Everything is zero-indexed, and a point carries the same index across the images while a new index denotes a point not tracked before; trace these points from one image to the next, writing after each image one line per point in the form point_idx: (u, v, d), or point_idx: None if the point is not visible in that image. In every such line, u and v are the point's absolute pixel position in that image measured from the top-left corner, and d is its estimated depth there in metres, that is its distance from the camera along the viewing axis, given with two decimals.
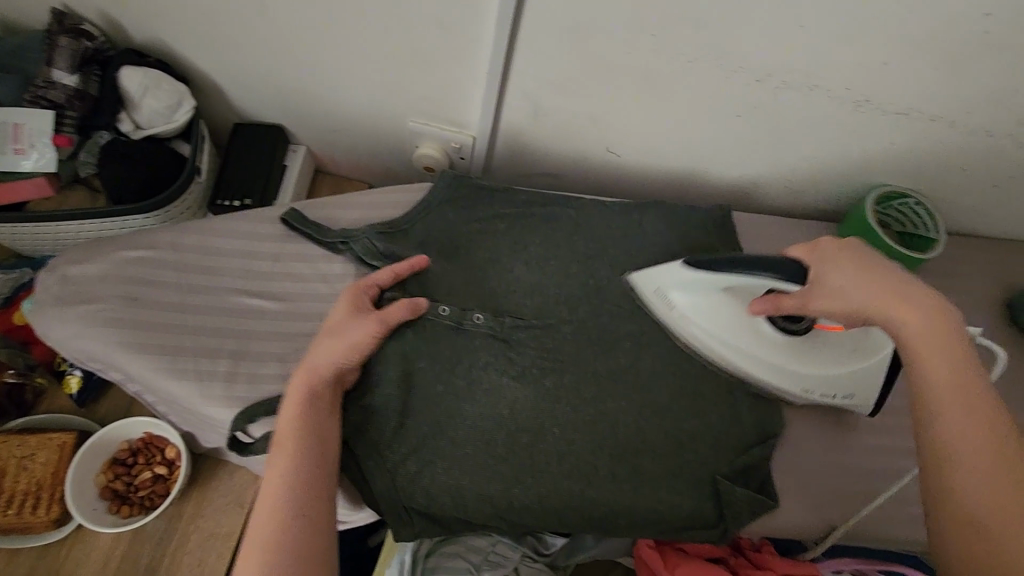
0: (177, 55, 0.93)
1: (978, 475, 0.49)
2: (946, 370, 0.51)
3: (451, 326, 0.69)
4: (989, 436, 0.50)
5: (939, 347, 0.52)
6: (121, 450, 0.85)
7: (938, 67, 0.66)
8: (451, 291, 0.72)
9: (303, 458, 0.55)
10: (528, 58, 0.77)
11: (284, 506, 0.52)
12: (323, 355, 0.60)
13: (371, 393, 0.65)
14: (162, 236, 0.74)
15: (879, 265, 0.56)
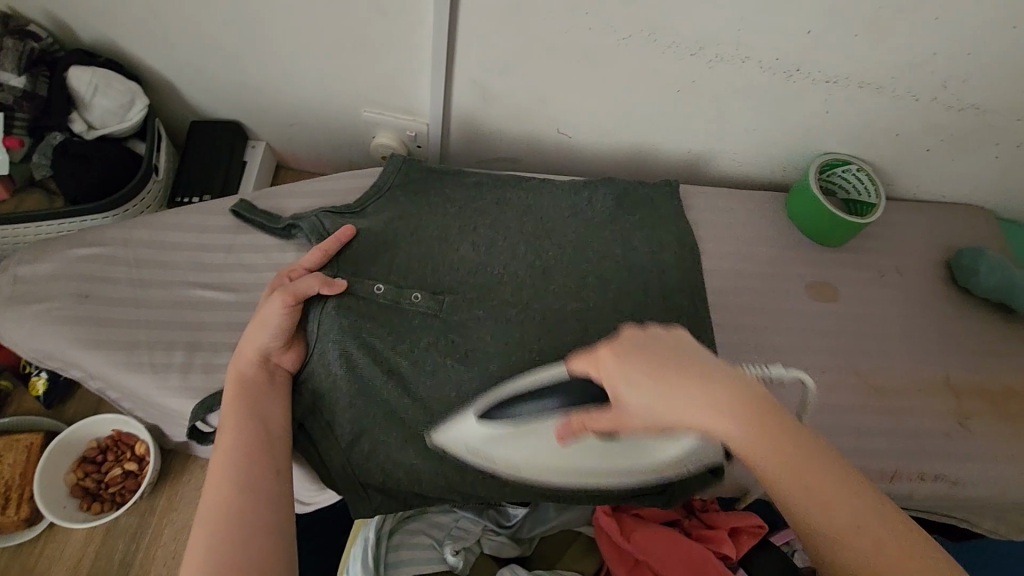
0: (125, 54, 0.93)
1: (852, 535, 0.40)
2: (758, 442, 0.41)
3: (388, 306, 0.71)
4: (836, 486, 0.40)
5: (741, 417, 0.40)
6: (90, 448, 0.86)
7: (858, 34, 0.70)
8: (388, 270, 0.74)
9: (241, 424, 0.58)
10: (472, 43, 0.79)
11: (231, 469, 0.55)
12: (249, 338, 0.63)
13: (314, 371, 0.68)
14: (114, 233, 0.75)
15: (667, 364, 0.41)
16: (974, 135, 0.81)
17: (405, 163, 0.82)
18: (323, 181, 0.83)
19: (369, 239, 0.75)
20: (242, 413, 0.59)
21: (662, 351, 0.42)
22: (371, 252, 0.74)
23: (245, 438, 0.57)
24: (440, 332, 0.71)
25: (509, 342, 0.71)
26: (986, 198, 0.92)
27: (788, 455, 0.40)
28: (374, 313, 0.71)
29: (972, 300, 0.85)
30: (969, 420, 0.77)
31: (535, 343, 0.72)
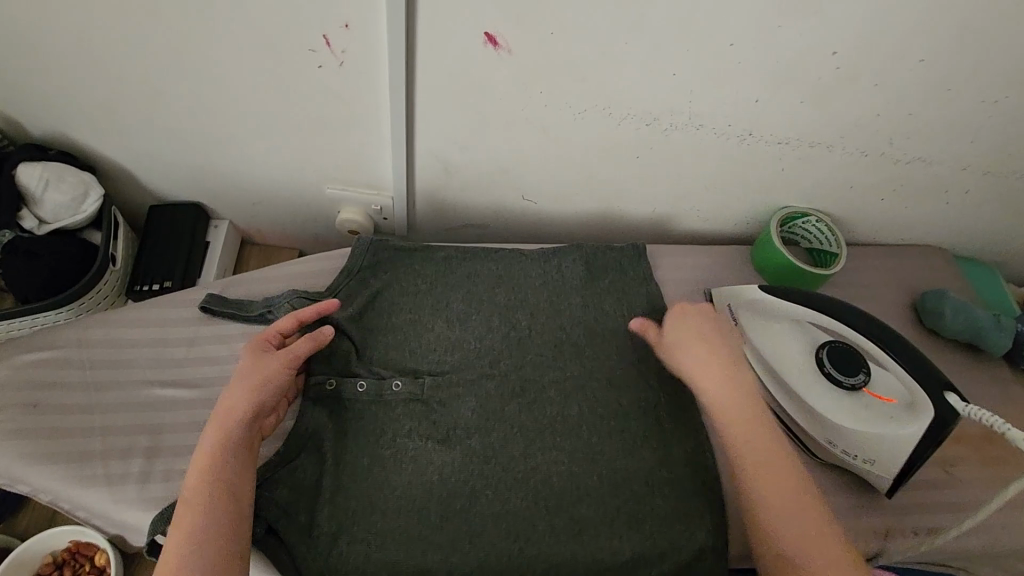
0: (77, 144, 0.91)
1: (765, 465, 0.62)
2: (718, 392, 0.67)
3: (371, 400, 0.71)
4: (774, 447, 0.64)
5: (717, 378, 0.68)
6: (45, 564, 0.80)
7: (804, 100, 0.72)
8: (369, 363, 0.73)
9: (212, 475, 0.55)
10: (431, 122, 0.80)
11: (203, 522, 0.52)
12: (235, 394, 0.61)
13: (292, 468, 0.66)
14: (65, 337, 0.71)
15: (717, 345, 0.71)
16: (923, 184, 0.83)
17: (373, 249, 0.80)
18: (295, 263, 0.82)
19: (343, 328, 0.74)
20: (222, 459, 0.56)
21: (712, 338, 0.72)
22: (348, 342, 0.73)
23: (218, 481, 0.55)
24: (422, 418, 0.71)
25: (493, 422, 0.71)
26: (940, 240, 0.95)
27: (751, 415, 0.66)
28: (356, 404, 0.70)
29: (943, 343, 0.86)
30: (953, 467, 0.75)
31: (519, 421, 0.71)
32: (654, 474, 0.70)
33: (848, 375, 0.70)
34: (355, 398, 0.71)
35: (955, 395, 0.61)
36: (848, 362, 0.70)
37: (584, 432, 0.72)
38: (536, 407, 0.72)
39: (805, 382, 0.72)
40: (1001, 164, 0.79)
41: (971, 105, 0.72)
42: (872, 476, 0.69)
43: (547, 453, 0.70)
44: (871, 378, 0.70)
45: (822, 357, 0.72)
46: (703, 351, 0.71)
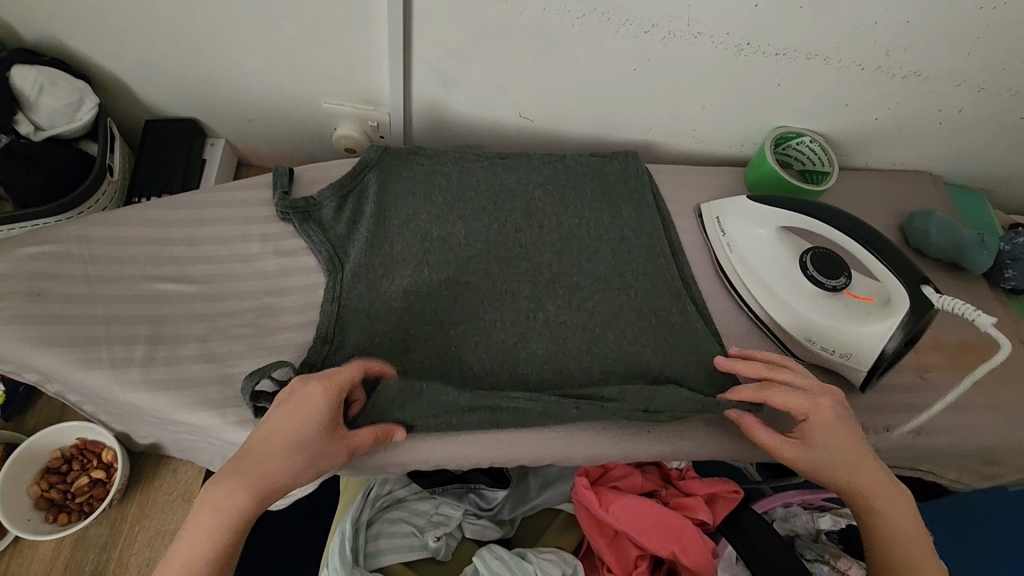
0: (71, 52, 0.90)
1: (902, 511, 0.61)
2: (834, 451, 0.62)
3: (347, 229, 0.77)
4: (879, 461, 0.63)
5: (837, 441, 0.62)
6: (55, 458, 0.83)
7: (802, 6, 0.72)
8: (393, 287, 0.73)
9: (287, 419, 0.56)
10: (429, 27, 0.79)
11: (286, 467, 0.54)
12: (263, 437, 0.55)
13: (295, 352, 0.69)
14: (67, 232, 0.72)
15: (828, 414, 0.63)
16: (919, 101, 0.84)
17: (333, 253, 0.74)
18: (302, 169, 0.83)
19: (369, 240, 0.75)
20: (301, 430, 0.56)
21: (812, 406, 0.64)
22: (371, 246, 0.75)
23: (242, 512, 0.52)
24: (421, 284, 0.74)
25: (479, 293, 0.75)
26: (931, 165, 0.96)
27: (867, 454, 0.62)
28: (358, 286, 0.73)
29: (928, 261, 0.89)
30: (928, 373, 0.78)
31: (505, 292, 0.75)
32: (642, 359, 0.73)
33: (831, 277, 0.73)
34: (354, 283, 0.73)
35: (929, 288, 0.66)
36: (828, 264, 0.74)
37: (573, 319, 0.75)
38: (517, 272, 0.77)
39: (789, 284, 0.75)
40: (995, 80, 0.80)
41: (969, 13, 0.72)
42: (846, 371, 0.73)
43: (539, 331, 0.73)
44: (851, 281, 0.74)
45: (806, 260, 0.75)
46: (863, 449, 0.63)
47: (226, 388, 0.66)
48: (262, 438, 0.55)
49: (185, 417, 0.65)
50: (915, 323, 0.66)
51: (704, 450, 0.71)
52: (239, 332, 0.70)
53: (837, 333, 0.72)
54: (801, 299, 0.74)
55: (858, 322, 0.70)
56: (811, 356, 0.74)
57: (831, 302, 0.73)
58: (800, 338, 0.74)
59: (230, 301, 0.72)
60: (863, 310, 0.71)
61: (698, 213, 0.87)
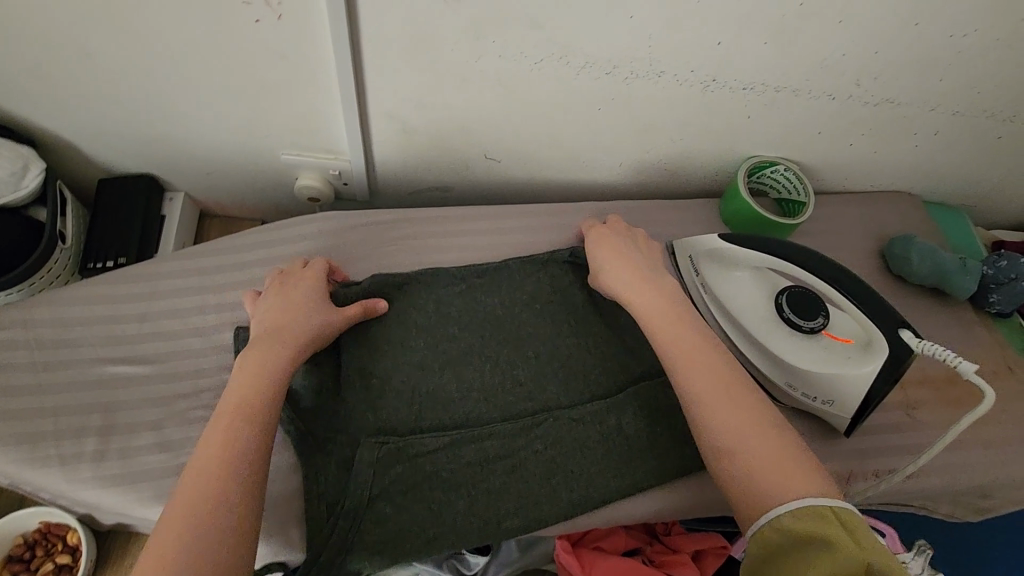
0: (14, 117, 0.86)
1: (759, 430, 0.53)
2: (691, 340, 0.61)
3: None
4: (725, 399, 0.56)
5: (699, 364, 0.59)
6: (17, 545, 0.81)
7: (766, 42, 0.69)
8: (357, 362, 0.70)
9: (236, 433, 0.52)
10: (382, 77, 0.76)
11: (239, 511, 0.48)
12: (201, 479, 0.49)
13: None
14: (13, 317, 0.68)
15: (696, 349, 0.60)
16: (892, 127, 0.82)
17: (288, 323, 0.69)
18: (258, 231, 0.79)
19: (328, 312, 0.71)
20: (240, 431, 0.52)
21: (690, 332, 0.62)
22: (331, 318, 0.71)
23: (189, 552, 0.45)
24: (388, 356, 0.70)
25: (443, 364, 0.71)
26: (911, 185, 0.94)
27: (712, 395, 0.56)
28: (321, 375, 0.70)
29: (912, 288, 0.86)
30: (915, 410, 0.75)
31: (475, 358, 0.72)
32: (619, 417, 0.69)
33: (809, 319, 0.70)
34: (308, 371, 0.68)
35: (909, 332, 0.64)
36: (806, 305, 0.71)
37: (547, 378, 0.72)
38: (489, 339, 0.73)
39: (767, 326, 0.72)
40: (968, 103, 0.78)
41: (937, 41, 0.70)
42: (830, 416, 0.70)
43: (514, 403, 0.70)
44: (830, 321, 0.70)
45: (782, 300, 0.72)
46: (733, 388, 0.56)
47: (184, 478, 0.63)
48: (212, 435, 0.52)
49: (140, 512, 0.61)
50: (895, 367, 0.63)
51: (688, 507, 0.69)
52: (196, 414, 0.67)
53: (820, 378, 0.68)
54: (779, 343, 0.71)
55: (842, 366, 0.67)
56: (794, 402, 0.71)
57: (811, 345, 0.70)
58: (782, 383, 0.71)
59: (186, 380, 0.68)
60: (844, 353, 0.68)
61: (671, 248, 0.83)
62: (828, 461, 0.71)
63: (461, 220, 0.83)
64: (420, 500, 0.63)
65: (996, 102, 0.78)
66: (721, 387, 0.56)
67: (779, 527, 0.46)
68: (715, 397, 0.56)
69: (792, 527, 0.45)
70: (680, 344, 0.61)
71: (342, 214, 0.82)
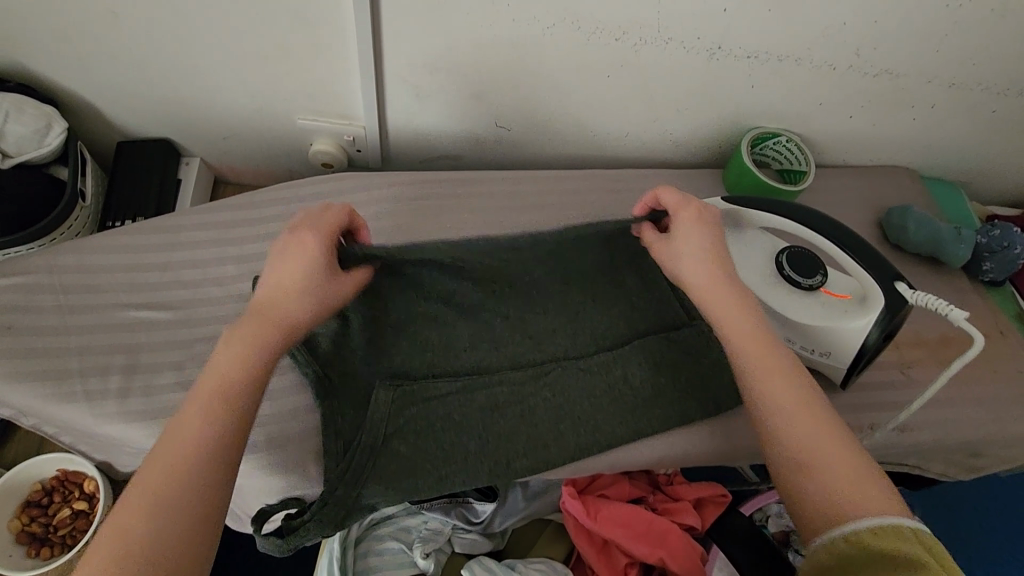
0: (37, 77, 0.88)
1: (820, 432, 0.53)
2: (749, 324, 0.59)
3: None
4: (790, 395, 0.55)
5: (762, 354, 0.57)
6: (35, 490, 0.82)
7: (770, 10, 0.72)
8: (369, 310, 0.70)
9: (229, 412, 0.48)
10: (399, 42, 0.78)
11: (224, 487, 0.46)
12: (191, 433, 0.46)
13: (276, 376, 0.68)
14: (39, 262, 0.70)
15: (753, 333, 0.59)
16: (890, 100, 0.85)
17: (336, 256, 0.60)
18: (276, 189, 0.81)
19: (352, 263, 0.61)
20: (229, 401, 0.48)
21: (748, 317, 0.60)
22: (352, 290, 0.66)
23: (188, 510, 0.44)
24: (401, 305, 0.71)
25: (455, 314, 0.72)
26: (908, 160, 0.97)
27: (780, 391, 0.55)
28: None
29: (908, 256, 0.89)
30: (910, 368, 0.78)
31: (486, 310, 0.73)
32: (624, 367, 0.72)
33: (806, 276, 0.73)
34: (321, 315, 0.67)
35: (904, 284, 0.66)
36: (805, 264, 0.74)
37: (556, 330, 0.73)
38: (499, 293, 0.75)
39: (767, 283, 0.74)
40: (964, 76, 0.81)
41: (935, 11, 0.72)
42: (825, 367, 0.73)
43: (523, 353, 0.72)
44: (827, 279, 0.74)
45: (782, 260, 0.74)
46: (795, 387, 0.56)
47: None
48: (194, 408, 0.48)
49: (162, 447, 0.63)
50: (891, 318, 0.66)
51: (690, 454, 0.71)
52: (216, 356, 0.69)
53: (818, 331, 0.71)
54: (779, 298, 0.73)
55: (840, 320, 0.69)
56: (792, 354, 0.74)
57: (810, 301, 0.72)
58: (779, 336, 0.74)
59: (207, 326, 0.71)
60: (840, 308, 0.71)
61: None
62: None
63: (473, 183, 0.86)
64: (433, 441, 0.65)
65: (991, 74, 0.81)
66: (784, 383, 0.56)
67: (859, 541, 0.47)
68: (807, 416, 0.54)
69: (874, 543, 0.46)
70: (745, 329, 0.59)
71: (356, 175, 0.85)
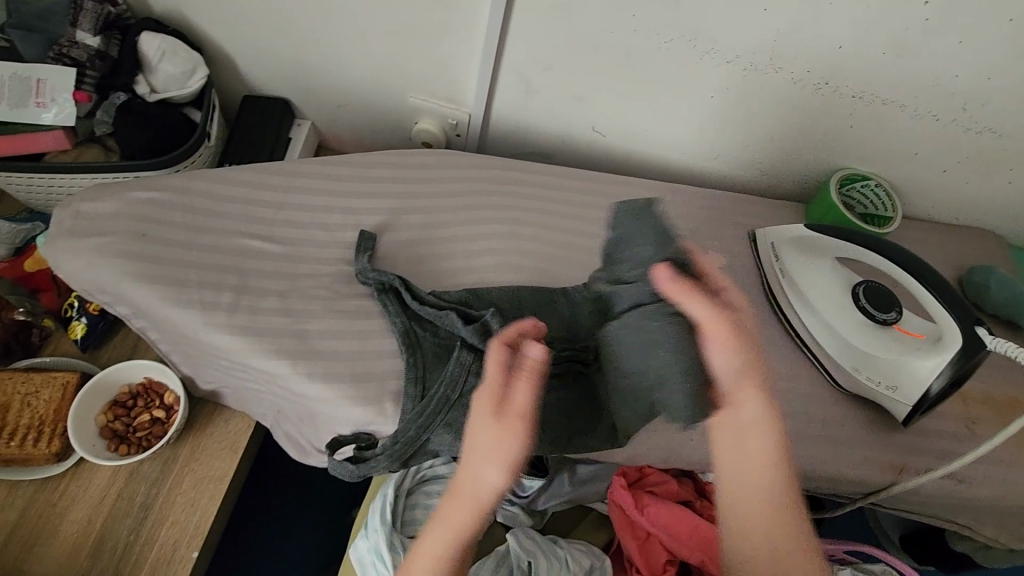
0: (191, 26, 0.98)
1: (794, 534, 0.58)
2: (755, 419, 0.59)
3: (423, 224, 0.82)
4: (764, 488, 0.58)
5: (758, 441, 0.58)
6: (122, 392, 0.89)
7: (885, 52, 0.74)
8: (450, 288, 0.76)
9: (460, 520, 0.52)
10: (522, 36, 0.84)
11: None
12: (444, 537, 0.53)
13: (366, 320, 0.73)
14: (177, 184, 0.78)
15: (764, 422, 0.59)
16: (987, 160, 0.86)
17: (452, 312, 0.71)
18: (386, 154, 0.88)
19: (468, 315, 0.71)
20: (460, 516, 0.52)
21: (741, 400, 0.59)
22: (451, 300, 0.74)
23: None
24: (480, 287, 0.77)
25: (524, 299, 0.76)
26: (995, 224, 0.96)
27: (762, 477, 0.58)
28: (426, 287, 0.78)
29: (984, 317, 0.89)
30: (975, 424, 0.78)
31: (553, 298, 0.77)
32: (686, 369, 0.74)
33: (882, 311, 0.74)
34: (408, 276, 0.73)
35: (983, 329, 0.67)
36: (881, 300, 0.75)
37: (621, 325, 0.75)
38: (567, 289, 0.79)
39: (841, 314, 0.76)
40: None
41: None
42: (891, 405, 0.74)
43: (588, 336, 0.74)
44: (901, 317, 0.75)
45: (858, 292, 0.76)
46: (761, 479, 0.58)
47: (300, 341, 0.70)
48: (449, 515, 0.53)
49: (258, 364, 0.69)
50: (967, 361, 0.67)
51: None
52: (315, 292, 0.75)
53: (886, 364, 0.72)
54: (851, 328, 0.75)
55: (911, 356, 0.71)
56: (857, 386, 0.75)
57: (881, 336, 0.74)
58: (846, 366, 0.75)
59: (309, 264, 0.77)
60: (912, 346, 0.72)
61: (753, 237, 0.89)
62: (885, 449, 0.74)
63: (565, 177, 0.90)
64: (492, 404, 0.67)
65: None
66: (760, 475, 0.58)
67: None
68: (747, 521, 0.57)
69: None
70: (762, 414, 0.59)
71: (459, 153, 0.91)
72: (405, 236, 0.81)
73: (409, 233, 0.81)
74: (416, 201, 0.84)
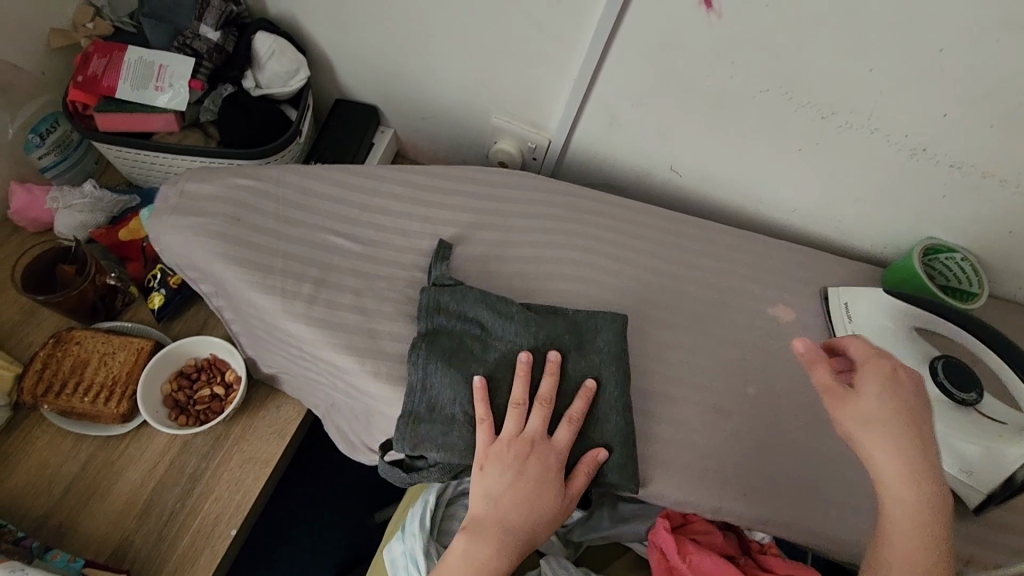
0: (301, 29, 1.04)
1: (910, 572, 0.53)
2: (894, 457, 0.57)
3: (497, 241, 0.84)
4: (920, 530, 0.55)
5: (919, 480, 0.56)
6: (188, 365, 0.93)
7: (992, 125, 0.73)
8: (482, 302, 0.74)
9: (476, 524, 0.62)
10: (616, 71, 0.86)
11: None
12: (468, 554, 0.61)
13: None
14: (273, 175, 0.82)
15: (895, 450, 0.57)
16: None
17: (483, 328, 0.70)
18: (468, 170, 0.90)
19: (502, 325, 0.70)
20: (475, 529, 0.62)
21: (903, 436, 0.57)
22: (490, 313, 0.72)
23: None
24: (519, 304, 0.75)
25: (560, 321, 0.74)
26: None
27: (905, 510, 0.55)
28: None
29: None
30: None
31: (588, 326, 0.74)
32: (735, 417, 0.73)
33: (961, 390, 0.71)
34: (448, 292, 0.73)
35: None
36: (962, 378, 0.72)
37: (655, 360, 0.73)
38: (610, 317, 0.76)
39: None
40: None
41: None
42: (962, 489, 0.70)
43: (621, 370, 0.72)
44: (982, 399, 0.71)
45: (937, 366, 0.73)
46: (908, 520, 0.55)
47: (370, 339, 0.72)
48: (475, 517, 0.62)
49: (327, 356, 0.72)
50: None
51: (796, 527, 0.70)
52: (387, 294, 0.77)
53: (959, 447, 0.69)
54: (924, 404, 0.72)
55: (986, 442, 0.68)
56: None
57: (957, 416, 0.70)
58: None
59: (386, 266, 0.79)
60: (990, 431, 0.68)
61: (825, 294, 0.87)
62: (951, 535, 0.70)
63: (639, 212, 0.91)
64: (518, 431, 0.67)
65: None
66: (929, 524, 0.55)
67: None
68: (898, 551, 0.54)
69: None
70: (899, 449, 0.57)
71: (537, 176, 0.92)
72: (478, 251, 0.83)
73: (482, 248, 0.83)
74: (492, 218, 0.86)
